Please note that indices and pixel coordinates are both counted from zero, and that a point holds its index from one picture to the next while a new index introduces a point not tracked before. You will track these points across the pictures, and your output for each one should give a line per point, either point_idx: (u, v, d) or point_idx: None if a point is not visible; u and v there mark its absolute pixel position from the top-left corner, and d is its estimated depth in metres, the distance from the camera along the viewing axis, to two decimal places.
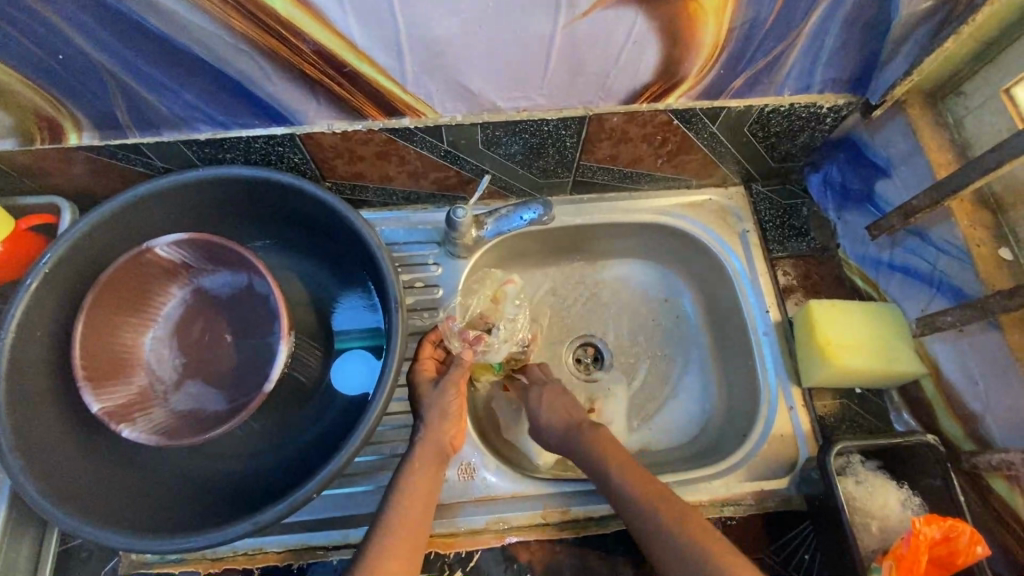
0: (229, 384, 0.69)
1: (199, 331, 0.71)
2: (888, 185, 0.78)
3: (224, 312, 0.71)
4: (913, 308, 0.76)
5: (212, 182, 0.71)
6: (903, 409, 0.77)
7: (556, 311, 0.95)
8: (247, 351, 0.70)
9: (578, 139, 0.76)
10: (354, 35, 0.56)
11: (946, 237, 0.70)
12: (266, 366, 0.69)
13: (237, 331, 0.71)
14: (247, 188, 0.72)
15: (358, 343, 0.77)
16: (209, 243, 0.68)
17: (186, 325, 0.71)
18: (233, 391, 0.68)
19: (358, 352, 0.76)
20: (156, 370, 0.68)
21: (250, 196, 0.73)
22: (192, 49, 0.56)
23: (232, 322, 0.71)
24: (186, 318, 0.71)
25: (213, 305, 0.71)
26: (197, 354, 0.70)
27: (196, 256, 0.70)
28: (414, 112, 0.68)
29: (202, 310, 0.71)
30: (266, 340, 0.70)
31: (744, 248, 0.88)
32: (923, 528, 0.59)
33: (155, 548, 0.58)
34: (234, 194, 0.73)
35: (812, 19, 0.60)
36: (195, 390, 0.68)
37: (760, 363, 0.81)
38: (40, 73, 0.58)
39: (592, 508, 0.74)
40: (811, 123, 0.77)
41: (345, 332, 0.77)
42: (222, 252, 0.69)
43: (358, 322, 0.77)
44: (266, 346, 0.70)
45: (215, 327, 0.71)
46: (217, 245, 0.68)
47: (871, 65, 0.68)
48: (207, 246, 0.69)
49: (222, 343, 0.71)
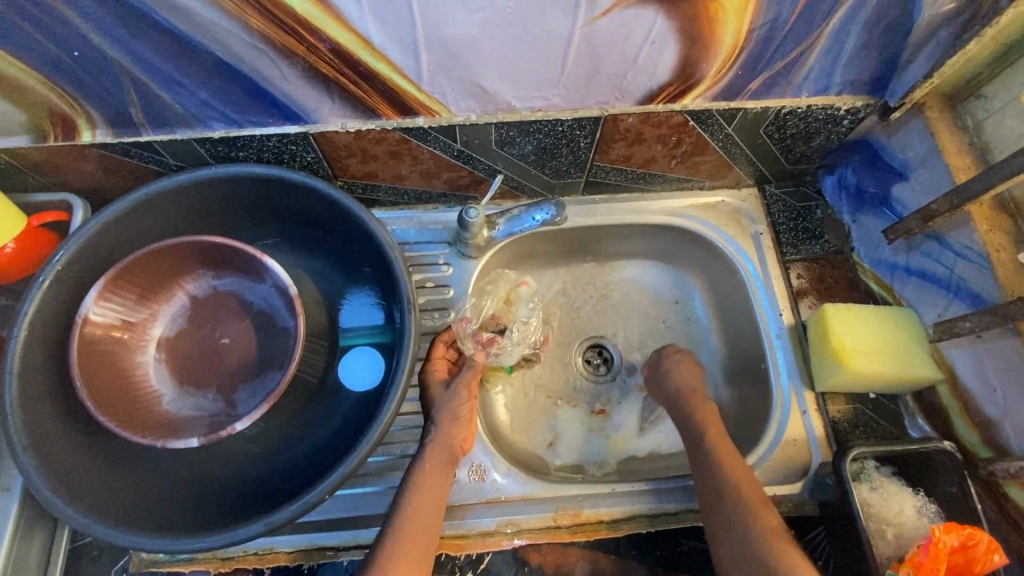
0: (260, 366, 0.70)
1: (199, 366, 0.70)
2: (905, 188, 0.78)
3: (208, 323, 0.71)
4: (930, 313, 0.75)
5: (198, 188, 0.71)
6: (918, 415, 0.76)
7: (567, 311, 0.94)
8: (243, 338, 0.71)
9: (592, 139, 0.75)
10: (371, 34, 0.55)
11: (965, 241, 0.69)
12: (269, 333, 0.71)
13: (235, 322, 0.72)
14: (196, 199, 0.72)
15: (366, 340, 0.76)
16: (145, 263, 0.67)
17: (184, 367, 0.69)
18: (277, 357, 0.70)
19: (367, 347, 0.76)
20: (219, 405, 0.68)
21: (220, 205, 0.74)
22: (208, 46, 0.56)
23: (213, 331, 0.71)
24: (177, 366, 0.69)
25: (188, 335, 0.71)
26: (215, 374, 0.70)
27: (130, 302, 0.68)
28: (429, 111, 0.67)
29: (184, 351, 0.70)
30: (251, 312, 0.72)
31: (758, 250, 0.87)
32: (943, 537, 0.58)
33: (167, 547, 0.58)
34: (203, 205, 0.73)
35: (833, 20, 0.59)
36: (257, 386, 0.69)
37: (773, 367, 0.81)
38: (54, 69, 0.57)
39: (604, 511, 0.73)
40: (828, 125, 0.77)
41: (352, 328, 0.77)
42: (169, 261, 0.69)
43: (366, 320, 0.77)
44: (259, 313, 0.72)
45: (205, 345, 0.71)
46: (170, 251, 0.68)
47: (890, 67, 0.67)
48: (147, 270, 0.68)
49: (224, 349, 0.71)
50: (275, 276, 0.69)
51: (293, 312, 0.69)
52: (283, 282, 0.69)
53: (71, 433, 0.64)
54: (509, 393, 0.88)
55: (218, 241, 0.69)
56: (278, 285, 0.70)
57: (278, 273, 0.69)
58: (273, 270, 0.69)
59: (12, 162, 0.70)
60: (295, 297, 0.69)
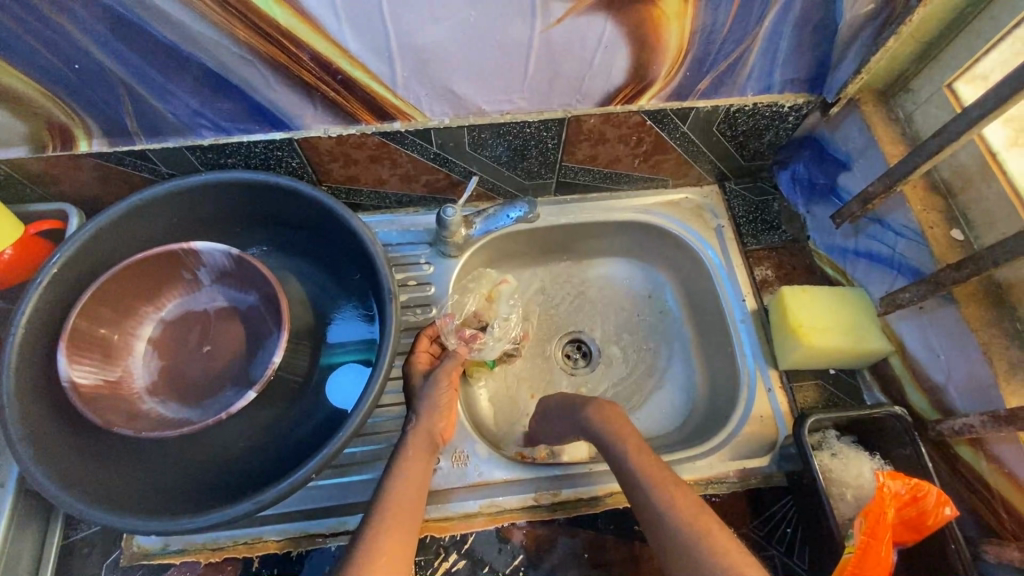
0: (249, 350, 0.74)
1: (197, 382, 0.72)
2: (849, 177, 0.84)
3: (183, 344, 0.74)
4: (879, 290, 0.81)
5: (173, 198, 0.74)
6: (875, 387, 0.81)
7: (545, 308, 0.99)
8: (219, 338, 0.75)
9: (559, 140, 0.81)
10: (348, 43, 0.61)
11: (903, 222, 0.75)
12: (233, 322, 0.75)
13: (205, 330, 0.75)
14: (130, 237, 0.75)
15: (354, 356, 0.79)
16: (95, 308, 0.69)
17: (188, 389, 0.72)
18: (263, 325, 0.74)
19: (354, 365, 0.79)
20: (249, 384, 0.71)
21: (173, 231, 0.78)
22: (198, 57, 0.61)
23: (188, 351, 0.74)
24: (178, 393, 0.71)
25: (170, 366, 0.72)
26: (213, 378, 0.72)
27: (102, 359, 0.69)
28: (404, 115, 0.73)
29: (173, 381, 0.72)
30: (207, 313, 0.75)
31: (720, 241, 0.93)
32: (888, 483, 0.63)
33: (158, 528, 0.60)
34: (171, 216, 0.76)
35: (765, 24, 0.66)
36: (263, 351, 0.73)
37: (739, 348, 0.85)
38: (55, 82, 0.62)
39: (583, 489, 0.76)
40: (775, 122, 0.83)
41: (339, 344, 0.80)
42: (117, 298, 0.70)
43: (355, 335, 0.80)
44: (213, 311, 0.76)
45: (190, 366, 0.73)
46: (112, 285, 0.69)
47: (824, 65, 0.74)
48: (101, 312, 0.69)
49: (209, 356, 0.74)
50: (212, 262, 0.74)
51: (250, 279, 0.74)
52: (224, 257, 0.74)
53: (65, 426, 0.66)
54: (491, 387, 0.92)
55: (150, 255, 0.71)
56: (217, 270, 0.75)
57: (211, 256, 0.74)
58: (207, 257, 0.74)
59: (11, 173, 0.74)
60: (235, 264, 0.74)
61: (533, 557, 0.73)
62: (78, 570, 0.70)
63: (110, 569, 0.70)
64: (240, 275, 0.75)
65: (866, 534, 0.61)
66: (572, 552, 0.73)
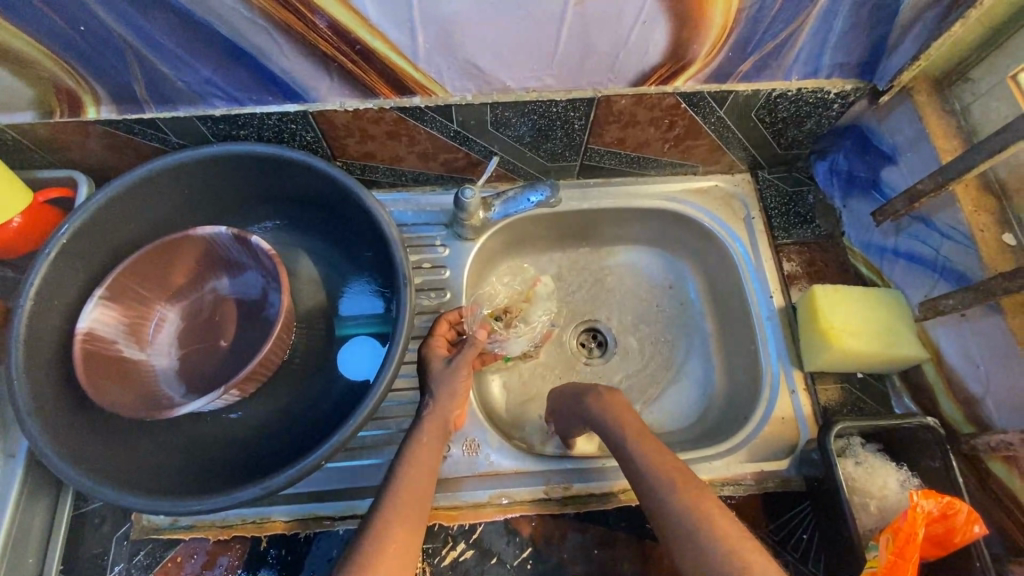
0: (246, 309, 0.74)
1: (241, 351, 0.72)
2: (894, 171, 0.79)
3: (205, 356, 0.72)
4: (917, 294, 0.78)
5: (175, 174, 0.72)
6: (904, 394, 0.78)
7: (563, 295, 0.95)
8: (216, 332, 0.73)
9: (586, 121, 0.77)
10: (367, 11, 0.56)
11: (951, 222, 0.71)
12: (201, 313, 0.74)
13: (207, 333, 0.73)
14: (129, 224, 0.72)
15: (366, 329, 0.77)
16: (110, 386, 0.65)
17: (245, 359, 0.71)
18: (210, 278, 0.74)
19: (366, 337, 0.77)
20: (259, 290, 0.73)
21: (167, 217, 0.75)
22: (208, 21, 0.57)
23: (208, 359, 0.72)
24: (235, 368, 0.71)
25: (212, 367, 0.71)
26: (245, 350, 0.72)
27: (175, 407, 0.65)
28: (426, 91, 0.69)
29: (226, 370, 0.71)
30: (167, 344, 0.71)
31: (750, 234, 0.88)
32: (921, 502, 0.60)
33: (165, 509, 0.59)
34: (179, 197, 0.74)
35: (820, 3, 0.60)
36: (245, 281, 0.74)
37: (763, 346, 0.82)
38: (60, 44, 0.59)
39: (594, 485, 0.75)
40: (818, 109, 0.78)
41: (351, 317, 0.78)
42: (109, 376, 0.65)
43: (364, 309, 0.78)
44: (167, 343, 0.71)
45: (218, 361, 0.71)
46: (92, 370, 0.64)
47: (879, 49, 0.68)
48: (121, 388, 0.65)
49: (225, 343, 0.72)
50: (113, 331, 0.68)
51: (154, 287, 0.71)
52: (106, 309, 0.67)
53: (75, 399, 0.65)
54: (504, 376, 0.89)
55: (81, 364, 0.64)
56: (126, 331, 0.69)
57: (104, 325, 0.67)
58: (106, 331, 0.67)
59: (18, 138, 0.72)
60: (120, 303, 0.69)
61: (542, 552, 0.72)
62: (88, 541, 0.71)
63: (119, 542, 0.71)
64: (139, 306, 0.70)
65: (894, 553, 0.58)
66: (582, 547, 0.72)
